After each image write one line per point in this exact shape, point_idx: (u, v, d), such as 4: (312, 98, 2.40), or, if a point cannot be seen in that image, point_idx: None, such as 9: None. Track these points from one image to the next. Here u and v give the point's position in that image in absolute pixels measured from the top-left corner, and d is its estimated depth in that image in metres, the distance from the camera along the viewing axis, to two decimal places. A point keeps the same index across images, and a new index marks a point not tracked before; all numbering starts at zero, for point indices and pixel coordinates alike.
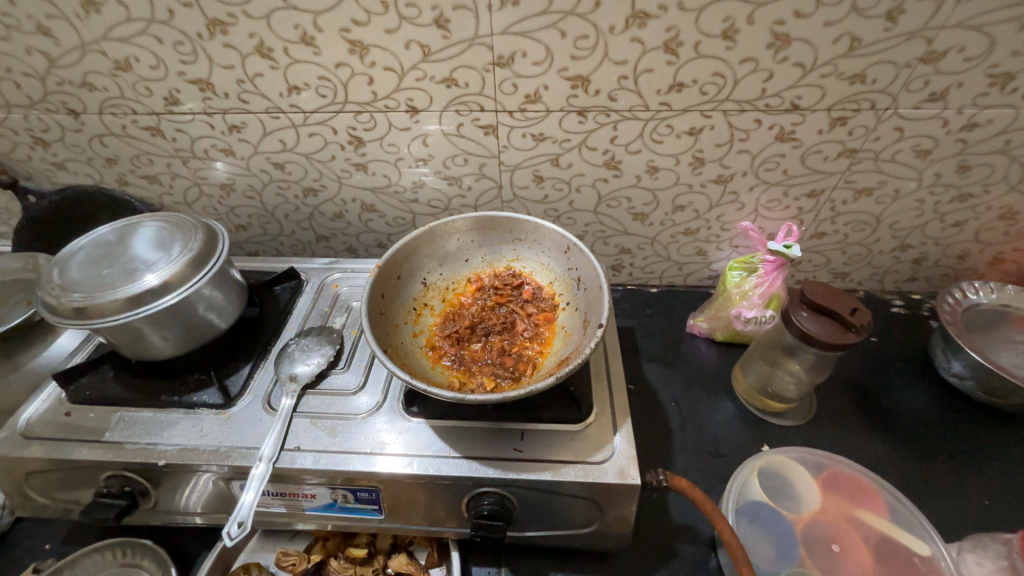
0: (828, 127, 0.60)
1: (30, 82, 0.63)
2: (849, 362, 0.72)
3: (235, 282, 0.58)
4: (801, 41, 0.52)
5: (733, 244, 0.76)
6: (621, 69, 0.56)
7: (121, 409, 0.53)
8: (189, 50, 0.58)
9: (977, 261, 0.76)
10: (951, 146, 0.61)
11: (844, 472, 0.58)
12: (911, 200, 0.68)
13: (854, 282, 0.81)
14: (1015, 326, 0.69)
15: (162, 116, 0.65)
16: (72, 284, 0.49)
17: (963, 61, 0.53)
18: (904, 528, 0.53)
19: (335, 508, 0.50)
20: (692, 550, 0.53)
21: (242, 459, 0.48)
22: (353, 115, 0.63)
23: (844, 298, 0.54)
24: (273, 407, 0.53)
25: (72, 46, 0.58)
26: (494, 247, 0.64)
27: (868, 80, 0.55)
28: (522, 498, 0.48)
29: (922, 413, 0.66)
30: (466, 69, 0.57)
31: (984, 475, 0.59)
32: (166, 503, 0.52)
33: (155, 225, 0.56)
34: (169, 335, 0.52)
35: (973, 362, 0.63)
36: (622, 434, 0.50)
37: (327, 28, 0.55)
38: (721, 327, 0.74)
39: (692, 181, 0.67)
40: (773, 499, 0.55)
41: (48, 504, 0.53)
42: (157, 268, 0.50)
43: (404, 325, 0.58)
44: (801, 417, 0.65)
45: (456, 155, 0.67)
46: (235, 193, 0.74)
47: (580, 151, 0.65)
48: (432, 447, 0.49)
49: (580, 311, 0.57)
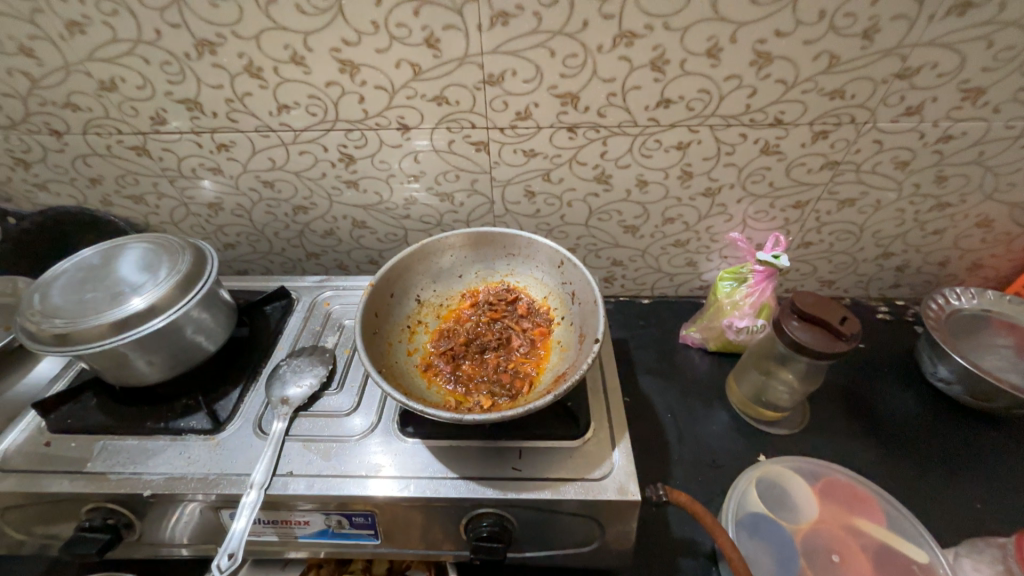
0: (810, 140, 0.61)
1: (11, 103, 0.61)
2: (840, 369, 0.73)
3: (224, 303, 0.57)
4: (783, 59, 0.54)
5: (723, 254, 0.77)
6: (609, 86, 0.57)
7: (104, 437, 0.51)
8: (176, 70, 0.57)
9: (958, 268, 0.78)
10: (928, 157, 0.63)
11: (840, 480, 0.58)
12: (892, 210, 0.70)
13: (840, 289, 0.83)
14: (996, 330, 0.71)
15: (148, 135, 0.64)
16: (54, 309, 0.48)
17: (937, 77, 0.55)
18: (901, 536, 0.53)
19: (328, 534, 0.49)
20: (694, 564, 0.53)
21: (232, 487, 0.46)
22: (344, 133, 0.63)
23: (833, 307, 0.55)
24: (264, 431, 0.52)
25: (55, 66, 0.58)
26: (488, 262, 0.64)
27: (847, 95, 0.57)
28: (522, 518, 0.47)
29: (912, 418, 0.67)
30: (457, 88, 0.58)
31: (974, 479, 0.60)
32: (151, 535, 0.50)
33: (142, 246, 0.55)
34: (156, 359, 0.50)
35: (958, 367, 0.64)
36: (621, 449, 0.50)
37: (317, 48, 0.55)
38: (713, 338, 0.75)
39: (681, 194, 0.68)
40: (772, 511, 0.55)
41: (25, 540, 0.50)
42: (143, 291, 0.49)
43: (398, 343, 0.57)
44: (795, 425, 0.66)
45: (447, 172, 0.67)
46: (224, 212, 0.73)
47: (570, 165, 0.65)
48: (428, 468, 0.48)
49: (576, 326, 0.57)
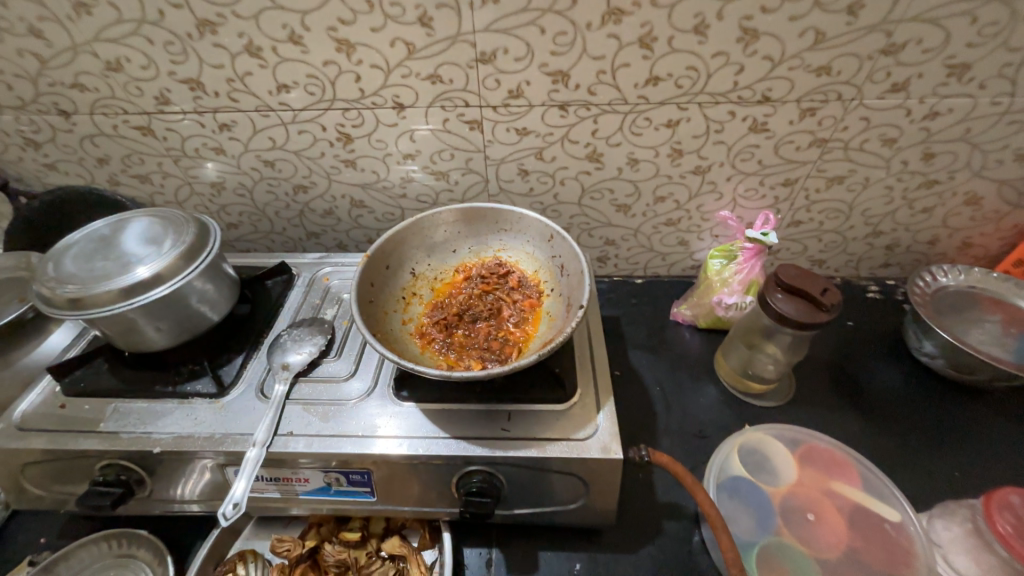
0: (798, 117, 0.62)
1: (21, 84, 0.64)
2: (827, 344, 0.74)
3: (227, 276, 0.59)
4: (769, 35, 0.55)
5: (713, 233, 0.78)
6: (599, 63, 0.58)
7: (116, 401, 0.54)
8: (179, 50, 0.59)
9: (947, 247, 0.78)
10: (916, 134, 0.64)
11: (819, 446, 0.60)
12: (880, 187, 0.71)
13: (831, 269, 0.84)
14: (981, 306, 0.72)
15: (153, 115, 0.66)
16: (66, 277, 0.50)
17: (922, 53, 0.56)
18: (875, 497, 0.55)
19: (329, 492, 0.52)
20: (677, 527, 0.55)
21: (236, 445, 0.49)
22: (341, 112, 0.64)
23: (816, 279, 0.57)
24: (266, 394, 0.54)
25: (63, 47, 0.60)
26: (481, 238, 0.66)
27: (833, 72, 0.58)
28: (510, 477, 0.50)
29: (896, 392, 0.68)
30: (450, 66, 0.59)
31: (954, 449, 0.62)
32: (162, 492, 0.53)
33: (148, 220, 0.57)
34: (163, 326, 0.53)
35: (942, 341, 0.66)
36: (605, 412, 0.52)
37: (314, 27, 0.56)
38: (703, 315, 0.76)
39: (671, 172, 0.70)
40: (753, 474, 0.58)
41: (43, 496, 0.53)
42: (148, 261, 0.51)
43: (394, 312, 0.59)
44: (781, 398, 0.67)
45: (443, 150, 0.69)
46: (226, 192, 0.76)
47: (562, 144, 0.67)
48: (422, 429, 0.51)
49: (564, 296, 0.59)
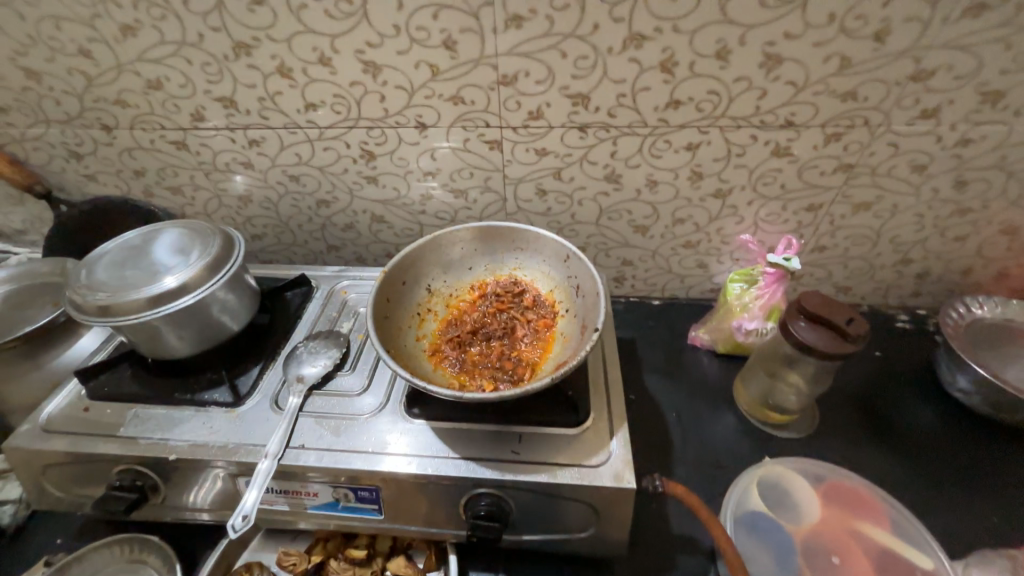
0: (822, 142, 0.61)
1: (69, 99, 0.67)
2: (853, 375, 0.71)
3: (248, 287, 0.60)
4: (792, 61, 0.55)
5: (733, 257, 0.76)
6: (620, 87, 0.59)
7: (137, 406, 0.55)
8: (216, 70, 0.62)
9: (982, 277, 0.75)
10: (947, 161, 0.62)
11: (845, 484, 0.57)
12: (910, 214, 0.68)
13: (857, 297, 0.81)
14: (1019, 341, 0.69)
15: (188, 131, 0.69)
16: (98, 284, 0.52)
17: (954, 79, 0.55)
18: (906, 542, 0.52)
19: (337, 507, 0.51)
20: (692, 561, 0.53)
21: (249, 456, 0.50)
22: (366, 130, 0.66)
23: (841, 308, 0.55)
24: (280, 406, 0.55)
25: (109, 66, 0.63)
26: (497, 256, 0.66)
27: (860, 97, 0.57)
28: (519, 501, 0.49)
29: (927, 429, 0.65)
30: (472, 88, 0.61)
31: (991, 493, 0.58)
32: (174, 499, 0.53)
33: (177, 231, 0.59)
34: (185, 334, 0.54)
35: (977, 377, 0.63)
36: (618, 438, 0.50)
37: (343, 50, 0.59)
38: (722, 339, 0.75)
39: (691, 195, 0.69)
40: (773, 510, 0.55)
41: (63, 497, 0.55)
42: (176, 271, 0.53)
43: (408, 328, 0.59)
44: (803, 430, 0.65)
45: (462, 169, 0.70)
46: (252, 205, 0.78)
47: (581, 165, 0.67)
48: (432, 448, 0.50)
49: (579, 318, 0.58)
